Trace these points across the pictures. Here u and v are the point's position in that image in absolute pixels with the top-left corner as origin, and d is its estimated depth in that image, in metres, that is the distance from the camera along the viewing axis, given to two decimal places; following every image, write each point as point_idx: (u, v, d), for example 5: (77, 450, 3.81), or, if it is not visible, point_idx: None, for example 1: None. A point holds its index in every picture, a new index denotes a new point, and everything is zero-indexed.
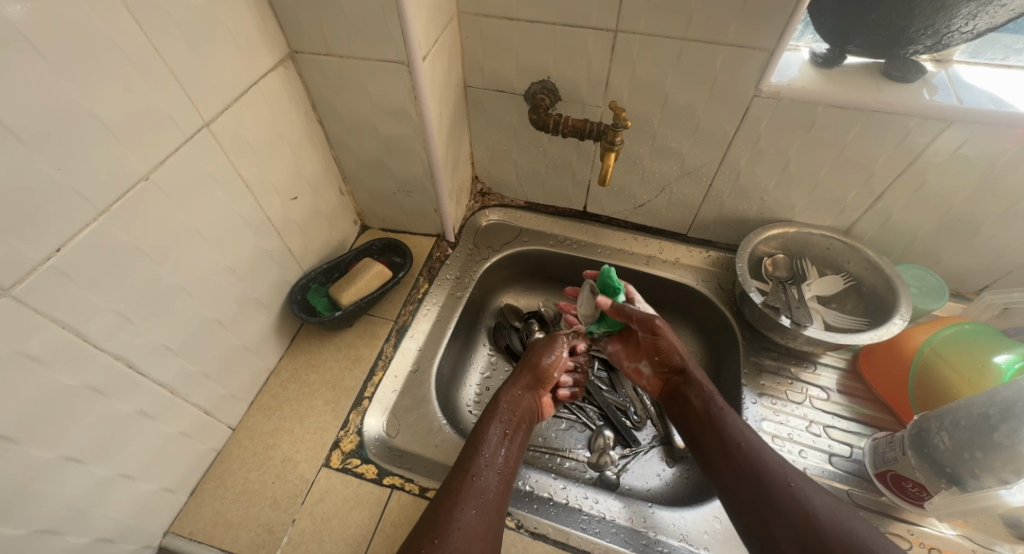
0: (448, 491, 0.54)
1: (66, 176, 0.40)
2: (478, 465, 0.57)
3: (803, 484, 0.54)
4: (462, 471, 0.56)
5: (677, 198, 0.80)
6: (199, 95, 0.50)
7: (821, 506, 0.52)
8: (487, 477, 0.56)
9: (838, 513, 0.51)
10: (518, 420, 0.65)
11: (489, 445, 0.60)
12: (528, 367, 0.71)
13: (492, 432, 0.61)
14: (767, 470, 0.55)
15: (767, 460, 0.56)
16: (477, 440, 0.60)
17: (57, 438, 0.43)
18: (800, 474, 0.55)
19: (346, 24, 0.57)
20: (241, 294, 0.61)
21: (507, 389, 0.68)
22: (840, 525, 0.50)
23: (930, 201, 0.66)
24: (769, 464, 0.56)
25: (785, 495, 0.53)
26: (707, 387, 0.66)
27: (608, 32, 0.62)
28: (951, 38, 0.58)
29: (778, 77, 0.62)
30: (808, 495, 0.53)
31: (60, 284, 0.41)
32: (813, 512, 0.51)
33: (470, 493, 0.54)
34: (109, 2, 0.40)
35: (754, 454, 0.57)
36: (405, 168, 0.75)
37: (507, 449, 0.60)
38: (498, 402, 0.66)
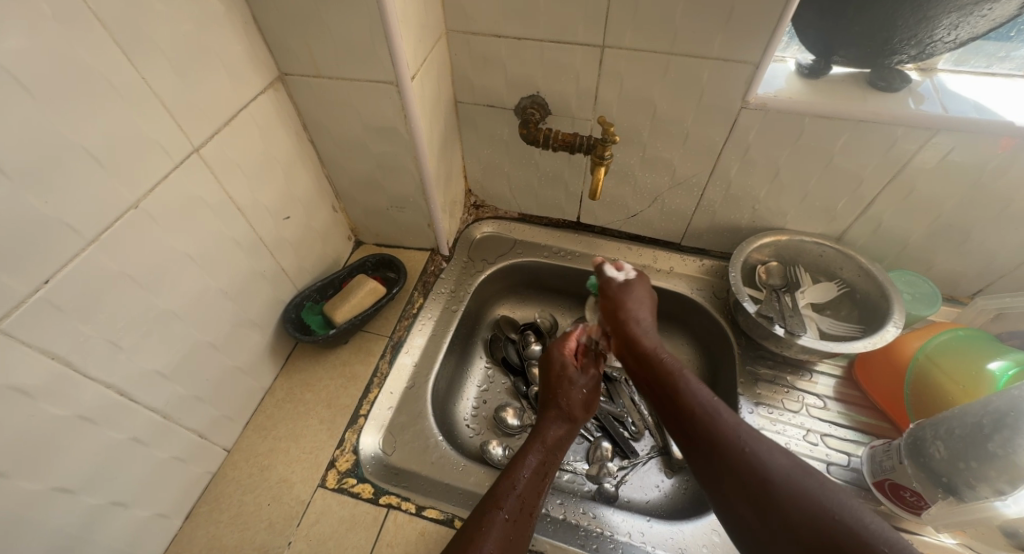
0: (476, 528, 0.49)
1: (55, 209, 0.41)
2: (510, 504, 0.52)
3: (761, 446, 0.49)
4: (493, 508, 0.51)
5: (669, 208, 0.80)
6: (188, 120, 0.50)
7: (776, 468, 0.46)
8: (515, 517, 0.52)
9: (797, 474, 0.46)
10: (556, 454, 0.59)
11: (524, 481, 0.55)
12: (563, 395, 0.65)
13: (528, 468, 0.56)
14: (721, 436, 0.50)
15: (720, 423, 0.51)
16: (511, 473, 0.55)
17: (47, 469, 0.43)
18: (758, 433, 0.50)
19: (334, 46, 0.58)
20: (234, 316, 0.61)
21: (546, 424, 0.62)
22: (796, 485, 0.45)
23: (921, 208, 0.66)
24: (723, 427, 0.51)
25: (740, 458, 0.48)
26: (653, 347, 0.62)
27: (596, 48, 0.63)
28: (934, 47, 0.58)
29: (765, 88, 0.62)
30: (762, 459, 0.47)
31: (48, 316, 0.41)
32: (762, 473, 0.46)
33: (497, 534, 0.49)
34: (93, 32, 0.41)
35: (708, 419, 0.52)
36: (397, 185, 0.75)
37: (541, 487, 0.56)
38: (536, 435, 0.60)
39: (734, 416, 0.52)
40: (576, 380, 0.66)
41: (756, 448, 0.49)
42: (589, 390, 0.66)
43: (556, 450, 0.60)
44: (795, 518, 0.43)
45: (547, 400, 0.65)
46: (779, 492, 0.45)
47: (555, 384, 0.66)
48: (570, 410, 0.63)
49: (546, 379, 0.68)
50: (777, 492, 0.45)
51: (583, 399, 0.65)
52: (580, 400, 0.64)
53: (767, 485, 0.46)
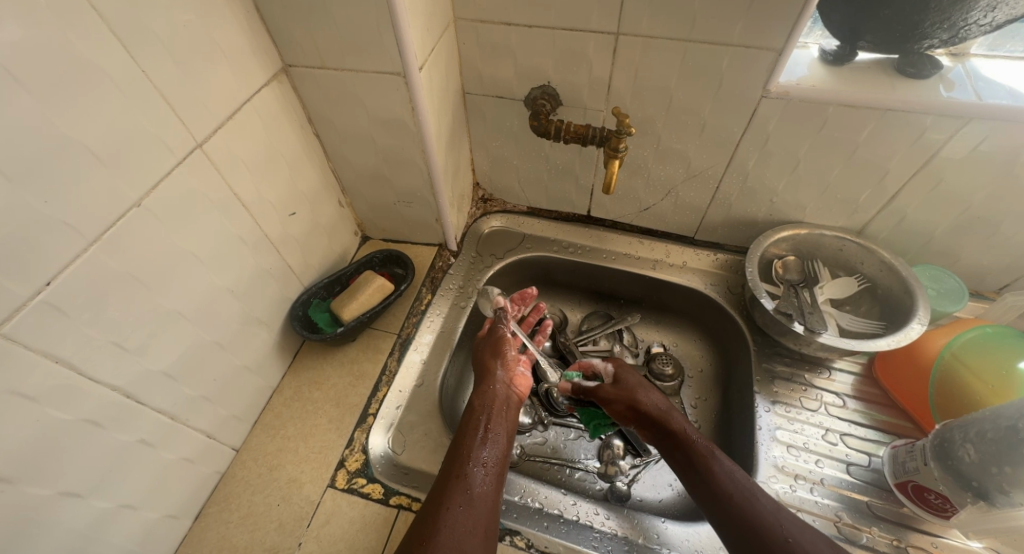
0: (436, 496, 0.50)
1: (54, 209, 0.39)
2: (465, 465, 0.53)
3: (804, 537, 0.47)
4: (451, 475, 0.52)
5: (683, 201, 0.78)
6: (191, 116, 0.49)
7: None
8: (473, 473, 0.53)
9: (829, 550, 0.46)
10: (499, 410, 0.61)
11: (471, 442, 0.56)
12: (485, 359, 0.68)
13: (473, 434, 0.57)
14: (758, 517, 0.49)
15: (756, 508, 0.50)
16: (458, 445, 0.56)
17: (52, 475, 0.42)
18: (800, 523, 0.49)
19: (340, 38, 0.56)
20: (241, 314, 0.60)
21: (479, 391, 0.63)
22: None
23: (947, 200, 0.63)
24: (762, 518, 0.49)
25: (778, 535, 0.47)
26: (670, 417, 0.61)
27: (610, 36, 0.61)
28: (968, 30, 0.56)
29: (786, 76, 0.60)
30: (807, 551, 0.46)
31: (51, 318, 0.40)
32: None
33: (458, 493, 0.50)
34: (92, 25, 0.39)
35: (746, 506, 0.50)
36: (405, 179, 0.73)
37: (492, 444, 0.57)
38: (472, 403, 0.62)
39: (773, 504, 0.50)
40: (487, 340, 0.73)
41: (801, 540, 0.47)
42: (506, 339, 0.70)
43: (494, 406, 0.62)
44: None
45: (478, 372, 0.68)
46: None
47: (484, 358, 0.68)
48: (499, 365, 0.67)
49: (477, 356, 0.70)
50: None
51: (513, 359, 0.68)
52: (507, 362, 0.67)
53: None
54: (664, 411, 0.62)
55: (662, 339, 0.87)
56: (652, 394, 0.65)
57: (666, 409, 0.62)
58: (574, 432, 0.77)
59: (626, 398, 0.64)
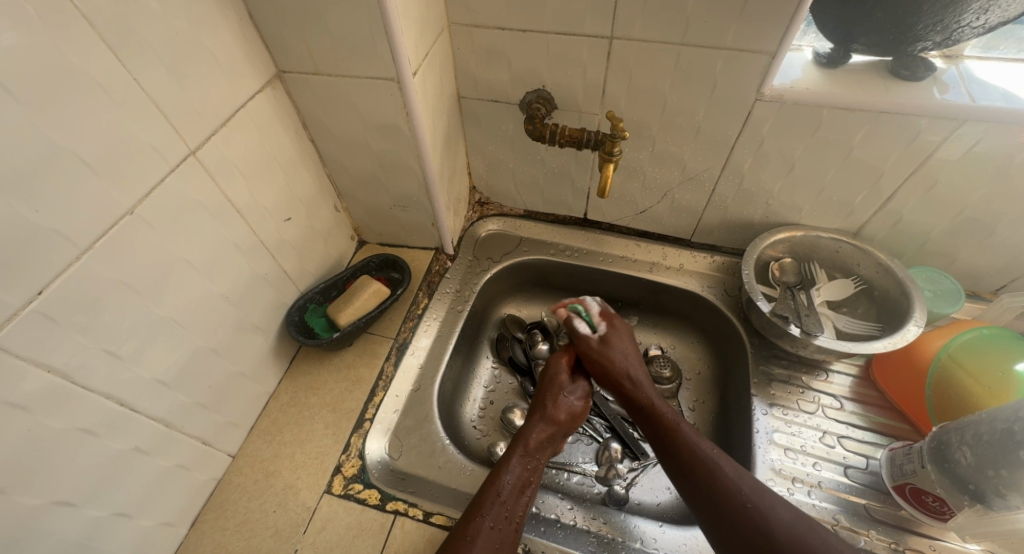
0: (460, 537, 0.50)
1: (45, 218, 0.39)
2: (498, 513, 0.52)
3: (764, 502, 0.52)
4: (478, 514, 0.52)
5: (679, 204, 0.78)
6: (184, 123, 0.49)
7: (781, 526, 0.50)
8: (504, 525, 0.52)
9: (804, 534, 0.49)
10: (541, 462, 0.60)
11: (511, 489, 0.55)
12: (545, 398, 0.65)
13: (512, 476, 0.56)
14: (723, 491, 0.53)
15: (722, 477, 0.54)
16: (496, 481, 0.55)
17: (44, 485, 0.42)
18: (759, 489, 0.53)
19: (333, 44, 0.56)
20: (236, 320, 0.60)
21: (534, 429, 0.61)
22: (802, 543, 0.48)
23: (943, 201, 0.63)
24: (725, 483, 0.54)
25: (745, 516, 0.51)
26: (639, 382, 0.65)
27: (604, 40, 0.61)
28: (961, 33, 0.56)
29: (780, 79, 0.60)
30: (766, 515, 0.51)
31: (43, 327, 0.40)
32: (767, 527, 0.50)
33: (485, 541, 0.50)
34: (82, 34, 0.39)
35: (710, 472, 0.55)
36: (401, 184, 0.73)
37: (528, 495, 0.56)
38: (523, 441, 0.60)
39: (737, 472, 0.54)
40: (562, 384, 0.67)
41: (758, 503, 0.52)
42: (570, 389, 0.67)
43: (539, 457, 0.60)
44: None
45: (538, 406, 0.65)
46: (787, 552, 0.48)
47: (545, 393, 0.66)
48: (558, 412, 0.64)
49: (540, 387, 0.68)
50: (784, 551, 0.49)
51: (570, 408, 0.65)
52: (567, 408, 0.65)
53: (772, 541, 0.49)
54: (639, 380, 0.65)
55: (660, 342, 0.87)
56: (632, 362, 0.67)
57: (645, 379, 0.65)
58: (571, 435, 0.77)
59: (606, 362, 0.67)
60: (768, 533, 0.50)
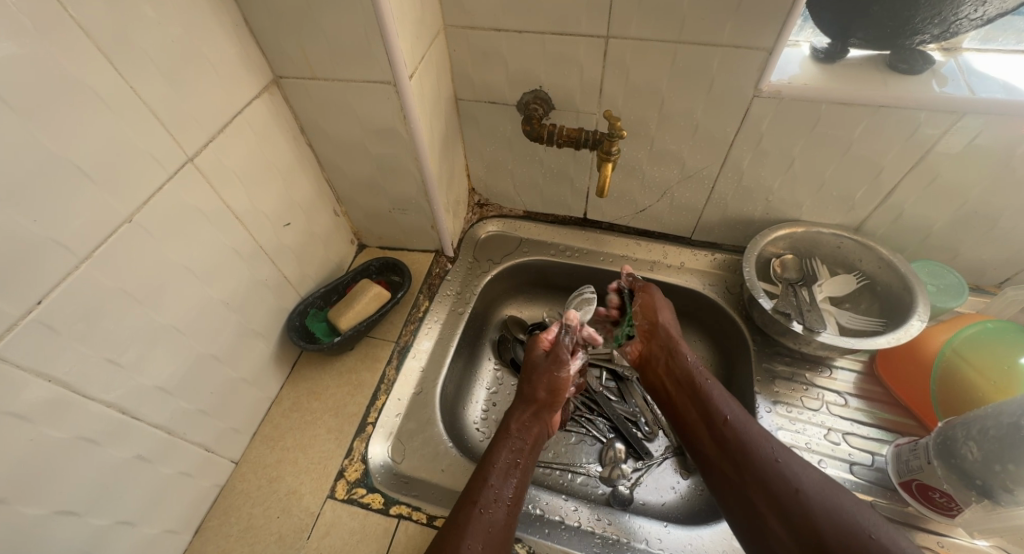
0: (451, 527, 0.49)
1: (44, 228, 0.39)
2: (486, 497, 0.52)
3: (794, 461, 0.53)
4: (469, 504, 0.52)
5: (679, 202, 0.78)
6: (181, 130, 0.49)
7: (810, 482, 0.50)
8: (495, 510, 0.52)
9: (824, 492, 0.49)
10: (523, 442, 0.60)
11: (497, 473, 0.55)
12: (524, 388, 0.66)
13: (499, 461, 0.57)
14: (751, 450, 0.55)
15: (750, 438, 0.56)
16: (484, 469, 0.56)
17: (47, 495, 0.42)
18: (791, 451, 0.54)
19: (329, 49, 0.56)
20: (237, 326, 0.60)
21: (515, 416, 0.63)
22: (828, 500, 0.48)
23: (944, 195, 0.63)
24: (754, 443, 0.55)
25: (776, 476, 0.52)
26: (688, 356, 0.67)
27: (600, 39, 0.60)
28: (959, 25, 0.55)
29: (778, 75, 0.60)
30: (795, 472, 0.52)
31: (43, 337, 0.40)
32: (795, 484, 0.51)
33: (476, 528, 0.49)
34: (79, 43, 0.39)
35: (744, 433, 0.56)
36: (399, 187, 0.73)
37: (517, 478, 0.56)
38: (504, 428, 0.61)
39: (769, 433, 0.56)
40: (542, 365, 0.67)
41: (788, 462, 0.53)
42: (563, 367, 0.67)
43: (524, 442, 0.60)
44: (823, 524, 0.47)
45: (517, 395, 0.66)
46: (812, 506, 0.48)
47: (525, 381, 0.67)
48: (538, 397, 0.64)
49: (522, 375, 0.68)
50: (810, 504, 0.49)
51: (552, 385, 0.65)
52: (547, 384, 0.65)
53: (801, 495, 0.50)
54: (686, 352, 0.67)
55: None
56: (680, 337, 0.69)
57: (694, 359, 0.66)
58: (575, 436, 0.76)
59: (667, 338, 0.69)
60: (798, 494, 0.50)
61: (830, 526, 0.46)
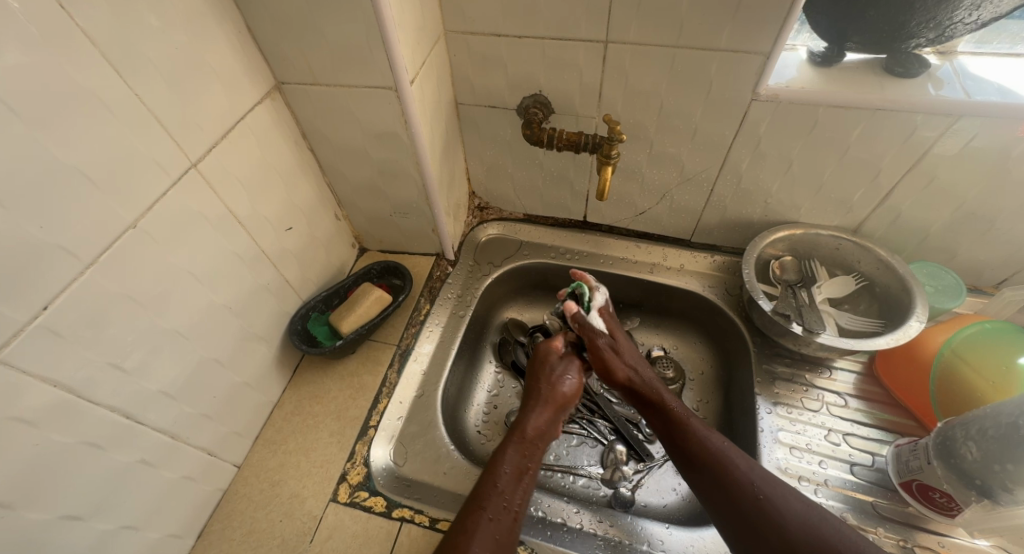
0: (460, 532, 0.50)
1: (50, 234, 0.40)
2: (496, 504, 0.53)
3: (775, 493, 0.52)
4: (478, 509, 0.52)
5: (678, 205, 0.78)
6: (184, 137, 0.49)
7: (794, 517, 0.50)
8: (503, 517, 0.52)
9: (813, 523, 0.49)
10: (534, 445, 0.60)
11: (507, 478, 0.55)
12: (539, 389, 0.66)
13: (507, 465, 0.56)
14: (733, 484, 0.53)
15: (734, 471, 0.54)
16: (492, 474, 0.55)
17: (52, 499, 0.42)
18: (771, 481, 0.53)
19: (331, 55, 0.56)
20: (239, 330, 0.60)
21: (530, 418, 0.62)
22: (810, 533, 0.49)
23: (941, 197, 0.64)
24: (735, 473, 0.54)
25: (758, 510, 0.51)
26: (655, 385, 0.65)
27: (599, 44, 0.61)
28: (954, 29, 0.56)
29: (776, 78, 0.60)
30: (779, 506, 0.51)
31: (49, 342, 0.40)
32: (779, 520, 0.50)
33: (485, 534, 0.50)
34: (86, 52, 0.40)
35: (719, 462, 0.55)
36: (400, 191, 0.73)
37: (526, 483, 0.56)
38: (518, 432, 0.61)
39: (747, 462, 0.55)
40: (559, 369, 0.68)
41: (770, 495, 0.52)
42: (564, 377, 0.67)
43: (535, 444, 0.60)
44: None
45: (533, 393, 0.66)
46: (798, 542, 0.48)
47: (532, 403, 0.64)
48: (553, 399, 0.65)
49: (535, 378, 0.68)
50: (797, 541, 0.48)
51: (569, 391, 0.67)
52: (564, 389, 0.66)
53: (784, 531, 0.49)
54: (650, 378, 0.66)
55: (662, 342, 0.87)
56: (637, 357, 0.68)
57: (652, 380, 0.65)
58: (576, 438, 0.76)
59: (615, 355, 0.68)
60: (782, 529, 0.50)
61: None
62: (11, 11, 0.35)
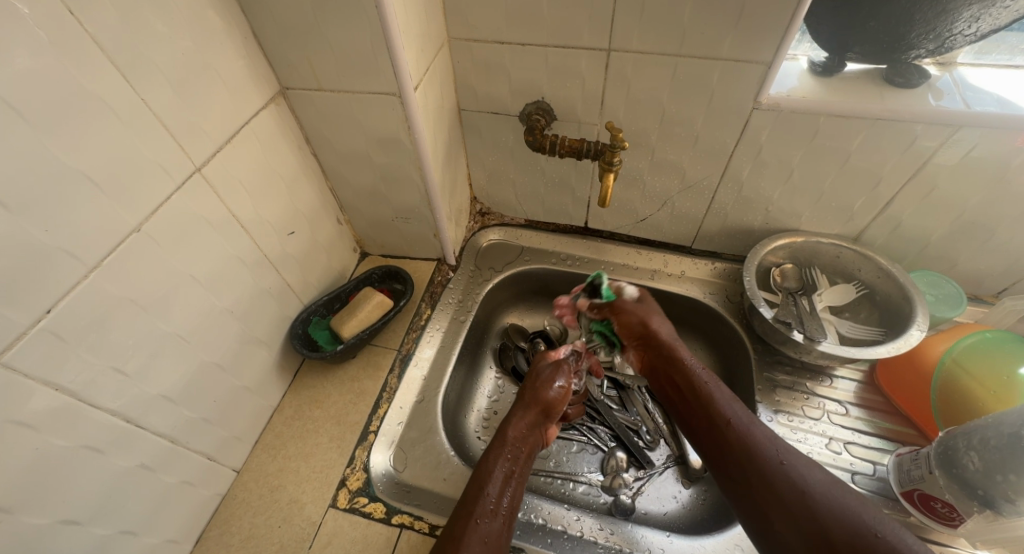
0: (450, 538, 0.49)
1: (56, 238, 0.40)
2: (483, 506, 0.52)
3: (798, 462, 0.51)
4: (467, 515, 0.51)
5: (679, 211, 0.79)
6: (190, 141, 0.50)
7: (816, 482, 0.49)
8: (492, 520, 0.52)
9: (831, 489, 0.48)
10: (520, 451, 0.60)
11: (495, 483, 0.55)
12: (529, 396, 0.66)
13: (498, 470, 0.56)
14: (755, 450, 0.53)
15: (755, 438, 0.54)
16: (480, 478, 0.55)
17: (51, 504, 0.42)
18: (795, 452, 0.52)
19: (335, 61, 0.57)
20: (240, 335, 0.60)
21: (513, 423, 0.62)
22: (833, 498, 0.47)
23: (941, 206, 0.64)
24: (758, 441, 0.53)
25: (779, 475, 0.50)
26: (684, 356, 0.64)
27: (602, 52, 0.61)
28: (953, 41, 0.57)
29: (777, 88, 0.61)
30: (801, 474, 0.50)
31: (51, 346, 0.40)
32: (800, 485, 0.49)
33: (474, 538, 0.49)
34: (94, 57, 0.40)
35: (744, 431, 0.54)
36: (403, 196, 0.74)
37: (513, 487, 0.56)
38: (503, 435, 0.61)
39: (770, 432, 0.54)
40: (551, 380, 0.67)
41: (794, 463, 0.51)
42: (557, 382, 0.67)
43: (523, 449, 0.60)
44: (833, 528, 0.45)
45: (519, 399, 0.66)
46: (820, 507, 0.47)
47: (515, 410, 0.64)
48: (543, 406, 0.65)
49: (522, 385, 0.68)
50: (819, 505, 0.47)
51: (558, 397, 0.66)
52: (552, 397, 0.66)
53: (808, 496, 0.48)
54: (680, 349, 0.65)
55: None
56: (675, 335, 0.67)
57: (693, 360, 0.64)
58: (576, 444, 0.76)
59: (642, 321, 0.69)
60: (805, 497, 0.48)
61: (840, 529, 0.44)
62: (21, 16, 0.35)
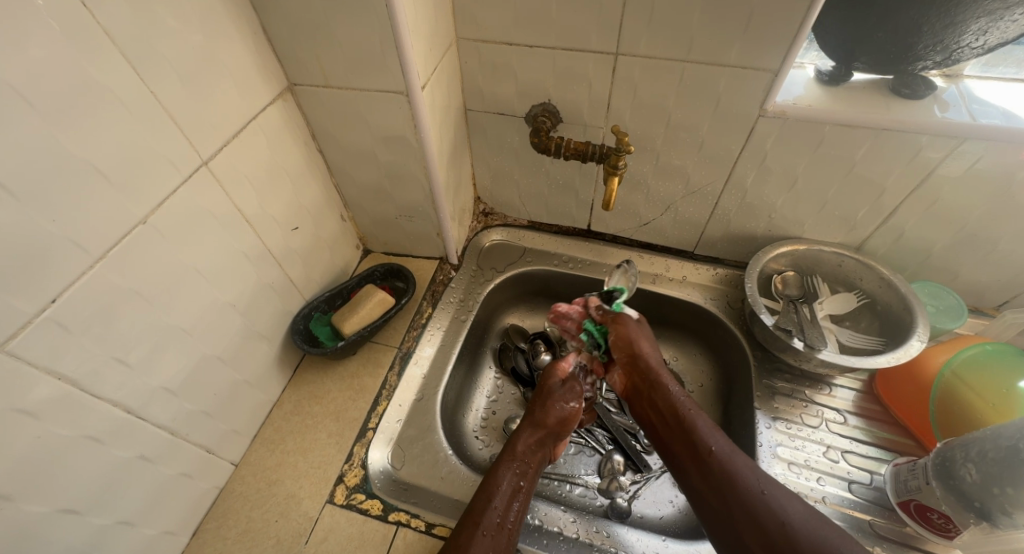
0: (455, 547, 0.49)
1: (63, 228, 0.40)
2: (489, 520, 0.52)
3: (777, 492, 0.51)
4: (472, 525, 0.51)
5: (682, 216, 0.79)
6: (198, 135, 0.50)
7: (797, 516, 0.48)
8: (498, 534, 0.51)
9: (816, 524, 0.47)
10: (529, 464, 0.59)
11: (502, 495, 0.55)
12: (536, 408, 0.65)
13: (505, 482, 0.56)
14: (738, 482, 0.52)
15: (736, 469, 0.53)
16: (488, 489, 0.55)
17: (51, 492, 0.42)
18: (773, 480, 0.52)
19: (344, 58, 0.57)
20: (242, 329, 0.60)
21: (522, 436, 0.62)
22: (812, 531, 0.47)
23: (944, 217, 0.64)
24: (742, 476, 0.52)
25: (764, 511, 0.49)
26: (673, 387, 0.63)
27: (609, 56, 0.62)
28: (960, 53, 0.57)
29: (784, 96, 0.61)
30: (779, 505, 0.49)
31: (56, 335, 0.41)
32: (782, 518, 0.48)
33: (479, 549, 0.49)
34: (104, 50, 0.40)
35: (726, 465, 0.54)
36: (407, 195, 0.74)
37: (521, 502, 0.55)
38: (512, 448, 0.60)
39: (750, 462, 0.54)
40: (559, 394, 0.66)
41: (774, 494, 0.50)
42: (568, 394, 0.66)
43: (531, 463, 0.60)
44: None
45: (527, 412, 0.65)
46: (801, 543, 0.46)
47: (525, 423, 0.64)
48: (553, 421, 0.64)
49: (534, 397, 0.67)
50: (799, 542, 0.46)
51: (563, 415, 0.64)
52: (557, 413, 0.64)
53: (789, 528, 0.47)
54: (669, 380, 0.64)
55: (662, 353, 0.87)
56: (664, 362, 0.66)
57: (676, 388, 0.63)
58: (574, 446, 0.76)
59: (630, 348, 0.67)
60: (785, 527, 0.47)
61: None
62: (35, 7, 0.36)
